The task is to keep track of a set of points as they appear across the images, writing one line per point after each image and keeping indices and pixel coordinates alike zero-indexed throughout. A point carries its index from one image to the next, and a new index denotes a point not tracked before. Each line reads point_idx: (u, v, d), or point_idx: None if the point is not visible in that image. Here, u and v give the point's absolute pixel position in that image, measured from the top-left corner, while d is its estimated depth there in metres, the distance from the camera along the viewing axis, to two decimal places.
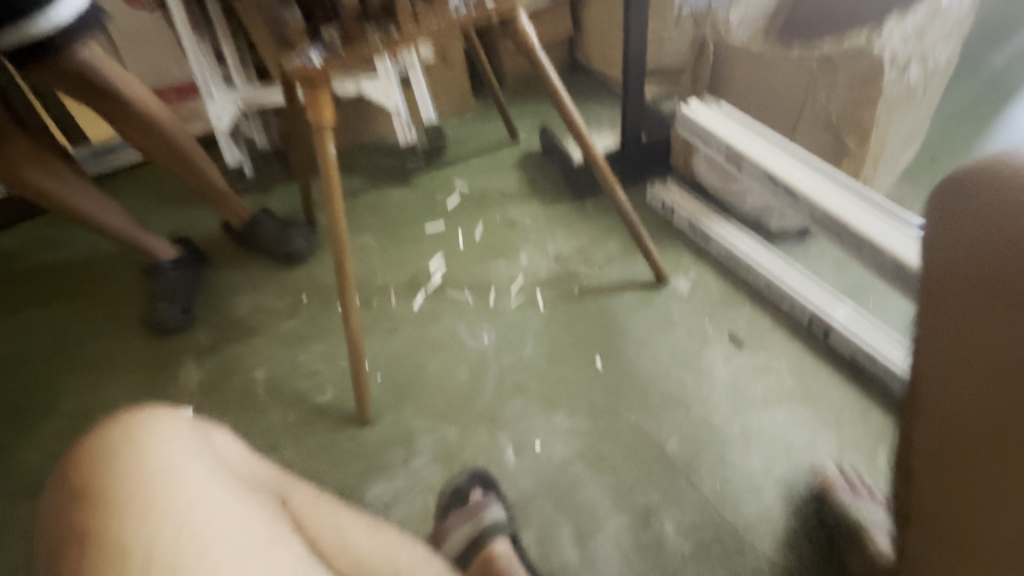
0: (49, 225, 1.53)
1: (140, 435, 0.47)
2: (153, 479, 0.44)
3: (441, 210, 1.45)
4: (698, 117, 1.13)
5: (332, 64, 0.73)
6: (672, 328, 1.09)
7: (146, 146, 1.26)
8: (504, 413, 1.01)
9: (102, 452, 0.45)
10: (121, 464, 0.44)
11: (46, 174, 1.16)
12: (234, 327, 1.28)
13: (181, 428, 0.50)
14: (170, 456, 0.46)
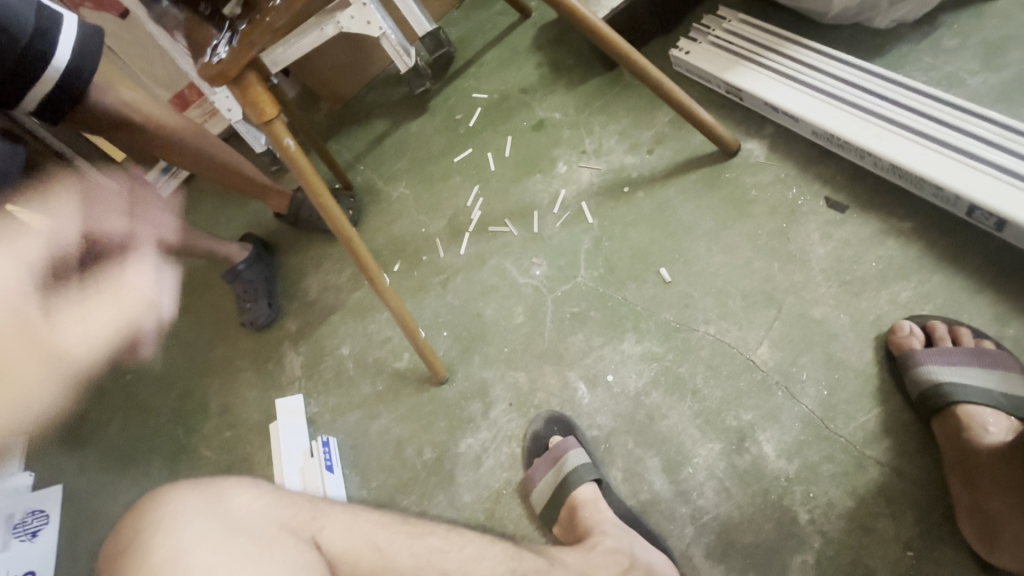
0: None
1: (150, 525, 0.55)
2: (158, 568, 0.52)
3: (464, 134, 1.31)
4: (691, 58, 0.98)
5: (239, 49, 0.60)
6: (750, 208, 0.89)
7: (183, 161, 1.22)
8: (569, 349, 0.95)
9: (126, 549, 0.54)
10: (138, 559, 0.53)
11: None
12: (313, 310, 1.35)
13: (190, 504, 0.57)
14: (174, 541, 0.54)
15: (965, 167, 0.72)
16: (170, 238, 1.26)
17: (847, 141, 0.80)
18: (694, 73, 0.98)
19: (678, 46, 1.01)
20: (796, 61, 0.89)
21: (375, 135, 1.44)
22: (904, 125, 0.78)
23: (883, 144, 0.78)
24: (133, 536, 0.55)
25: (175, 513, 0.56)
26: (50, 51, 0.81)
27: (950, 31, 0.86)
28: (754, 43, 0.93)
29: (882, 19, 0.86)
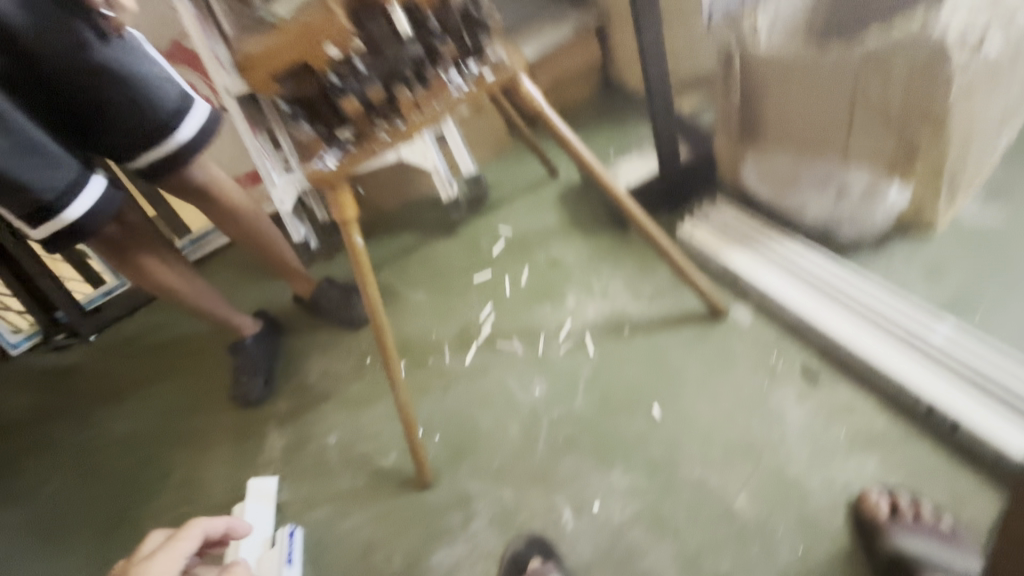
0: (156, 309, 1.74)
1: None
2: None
3: (486, 258, 1.46)
4: (696, 237, 1.17)
5: (344, 164, 0.75)
6: (735, 366, 1.00)
7: (235, 235, 1.30)
8: (558, 472, 0.99)
9: None
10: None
11: (162, 268, 1.22)
12: (308, 395, 1.37)
13: None
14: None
15: (927, 369, 0.85)
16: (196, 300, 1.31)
17: (826, 333, 0.95)
18: (698, 250, 1.16)
19: (685, 225, 1.20)
20: (783, 254, 1.07)
21: (404, 245, 1.59)
22: (875, 323, 0.92)
23: (859, 340, 0.92)
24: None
25: None
26: (176, 127, 0.99)
27: (899, 249, 1.03)
28: (751, 233, 1.13)
29: (849, 228, 1.05)
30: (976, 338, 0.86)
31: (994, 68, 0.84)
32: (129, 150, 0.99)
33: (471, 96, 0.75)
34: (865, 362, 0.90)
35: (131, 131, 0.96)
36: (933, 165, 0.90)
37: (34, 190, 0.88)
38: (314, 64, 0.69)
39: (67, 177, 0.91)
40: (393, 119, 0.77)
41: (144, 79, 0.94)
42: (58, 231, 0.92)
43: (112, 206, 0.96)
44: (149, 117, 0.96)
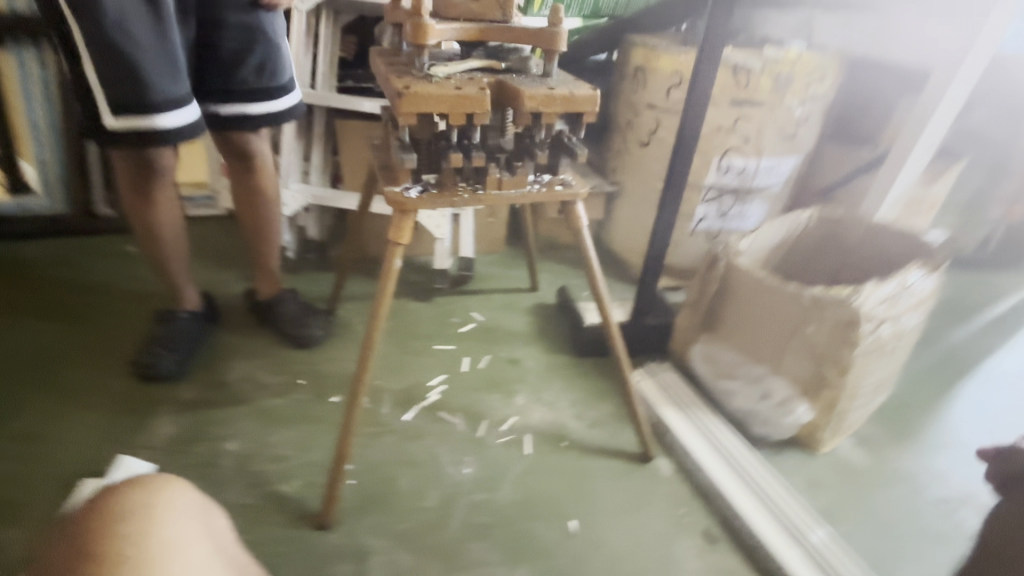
0: (92, 259, 1.68)
1: (147, 504, 0.47)
2: (149, 557, 0.43)
3: (453, 333, 1.53)
4: (641, 386, 1.35)
5: (423, 200, 0.86)
6: (649, 507, 1.10)
7: (244, 212, 1.31)
8: (465, 554, 0.98)
9: (125, 513, 0.45)
10: (135, 528, 0.44)
11: (164, 213, 1.19)
12: (220, 391, 1.26)
13: (191, 498, 0.51)
14: (172, 532, 0.46)
15: (800, 557, 1.01)
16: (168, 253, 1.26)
17: (729, 501, 1.09)
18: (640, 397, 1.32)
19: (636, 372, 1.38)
20: (707, 425, 1.25)
21: (379, 292, 1.64)
22: (767, 505, 1.09)
23: (753, 515, 1.07)
24: (126, 507, 0.46)
25: (183, 501, 0.50)
26: (275, 96, 1.17)
27: (790, 456, 1.25)
28: (684, 400, 1.31)
29: (755, 428, 1.26)
30: (839, 543, 1.04)
31: (880, 341, 1.19)
32: (225, 96, 1.13)
33: (543, 196, 0.92)
34: (754, 536, 1.04)
35: (237, 83, 1.13)
36: (830, 399, 1.17)
37: (146, 87, 0.97)
38: (451, 120, 0.80)
39: (178, 92, 1.01)
40: (474, 185, 0.91)
41: (275, 56, 1.14)
42: (137, 129, 0.99)
43: (195, 132, 1.05)
44: (260, 81, 1.14)
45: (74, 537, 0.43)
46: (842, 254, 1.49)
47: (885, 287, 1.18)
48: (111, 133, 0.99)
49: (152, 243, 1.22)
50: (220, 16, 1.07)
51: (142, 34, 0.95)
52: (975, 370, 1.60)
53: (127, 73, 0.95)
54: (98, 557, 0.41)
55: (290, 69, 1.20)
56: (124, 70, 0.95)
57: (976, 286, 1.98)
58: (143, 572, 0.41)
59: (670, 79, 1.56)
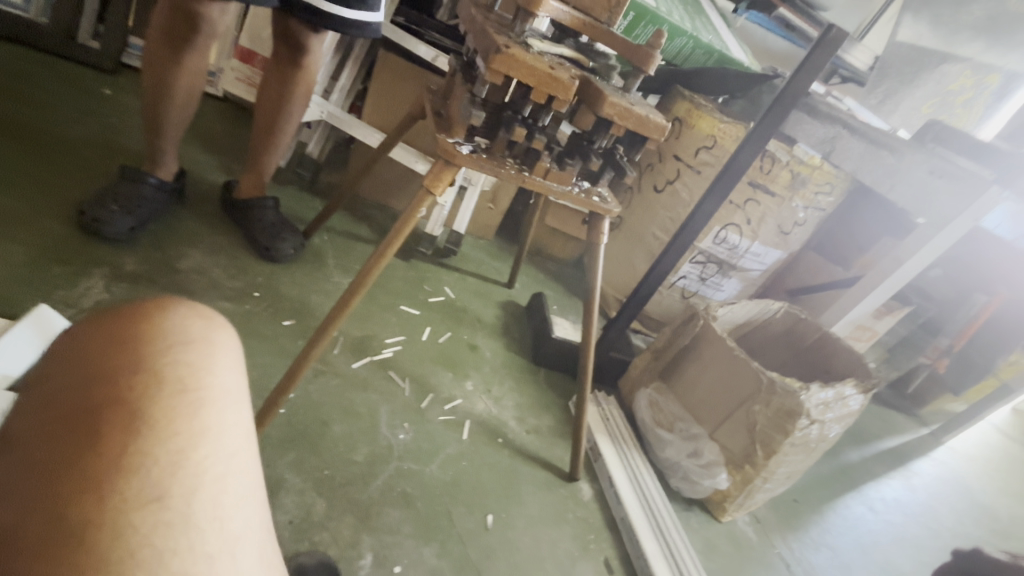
0: (57, 88, 1.50)
1: (206, 343, 0.46)
2: (204, 403, 0.42)
3: (422, 299, 1.50)
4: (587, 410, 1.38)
5: (473, 159, 0.83)
6: (563, 524, 1.12)
7: (265, 103, 1.29)
8: (379, 516, 0.96)
9: (183, 340, 0.45)
10: (189, 358, 0.43)
11: (189, 71, 1.12)
12: (168, 274, 1.16)
13: (241, 352, 0.50)
14: (223, 384, 0.44)
15: None
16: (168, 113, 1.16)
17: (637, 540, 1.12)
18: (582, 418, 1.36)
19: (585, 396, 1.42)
20: (633, 464, 1.29)
21: (359, 234, 1.57)
22: (666, 554, 1.12)
23: (656, 562, 1.09)
24: (184, 336, 0.45)
25: (235, 353, 0.48)
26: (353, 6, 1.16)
27: (696, 516, 1.33)
28: (620, 436, 1.36)
29: (674, 480, 1.32)
30: None
31: (806, 440, 1.28)
32: None
33: (580, 201, 0.91)
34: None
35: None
36: (747, 475, 1.24)
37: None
38: (532, 95, 0.79)
39: None
40: (521, 166, 0.89)
41: None
42: None
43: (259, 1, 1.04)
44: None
45: (132, 350, 0.42)
46: (790, 353, 1.65)
47: (824, 393, 1.30)
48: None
49: (159, 96, 1.13)
50: None
51: None
52: (858, 488, 1.79)
53: None
54: (155, 378, 0.41)
55: None
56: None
57: (877, 418, 2.22)
58: (195, 418, 0.40)
59: (704, 140, 1.63)
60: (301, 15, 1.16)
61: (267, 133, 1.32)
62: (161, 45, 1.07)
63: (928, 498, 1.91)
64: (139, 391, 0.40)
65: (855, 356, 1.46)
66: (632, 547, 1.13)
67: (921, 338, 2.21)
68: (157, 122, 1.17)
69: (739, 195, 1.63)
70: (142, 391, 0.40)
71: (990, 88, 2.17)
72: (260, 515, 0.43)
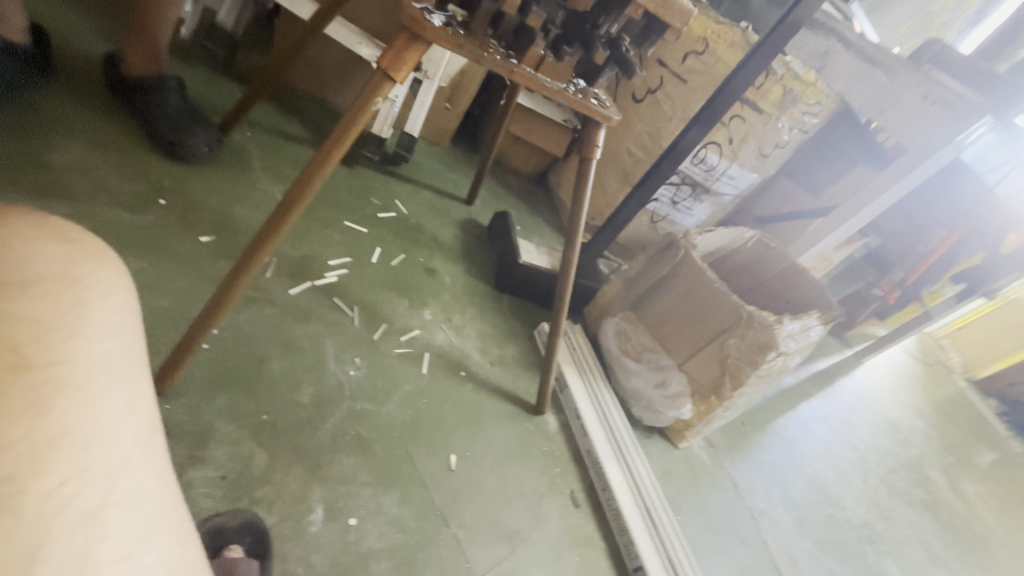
0: None
1: (84, 296, 0.35)
2: (66, 381, 0.32)
3: (370, 215, 1.30)
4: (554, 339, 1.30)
5: (448, 32, 0.63)
6: (529, 460, 1.07)
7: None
8: (331, 465, 0.84)
9: (34, 284, 0.32)
10: (45, 310, 0.32)
11: None
12: (34, 173, 0.89)
13: (124, 302, 0.39)
14: (92, 353, 0.34)
15: (645, 539, 1.02)
16: None
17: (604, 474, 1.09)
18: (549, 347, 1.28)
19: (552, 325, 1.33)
20: (602, 395, 1.24)
21: (291, 132, 1.31)
22: (631, 484, 1.10)
23: (622, 496, 1.07)
24: (40, 273, 0.33)
25: (113, 307, 0.37)
26: None
27: (655, 443, 1.33)
28: (587, 365, 1.29)
29: (639, 410, 1.29)
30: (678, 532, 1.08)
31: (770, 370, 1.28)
32: None
33: (578, 104, 0.73)
34: (617, 507, 1.05)
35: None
36: (712, 405, 1.23)
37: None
38: None
39: None
40: (507, 53, 0.70)
41: None
42: None
43: None
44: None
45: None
46: (751, 282, 1.63)
47: (792, 325, 1.28)
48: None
49: None
50: None
51: None
52: (793, 407, 1.90)
53: None
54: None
55: None
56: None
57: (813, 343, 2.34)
58: (53, 403, 0.31)
59: (694, 44, 1.44)
60: None
61: None
62: None
63: (851, 415, 2.08)
64: None
65: (820, 288, 1.46)
66: (598, 479, 1.10)
67: (863, 270, 2.29)
68: None
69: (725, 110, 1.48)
70: None
71: (966, 12, 2.11)
72: (145, 528, 0.35)
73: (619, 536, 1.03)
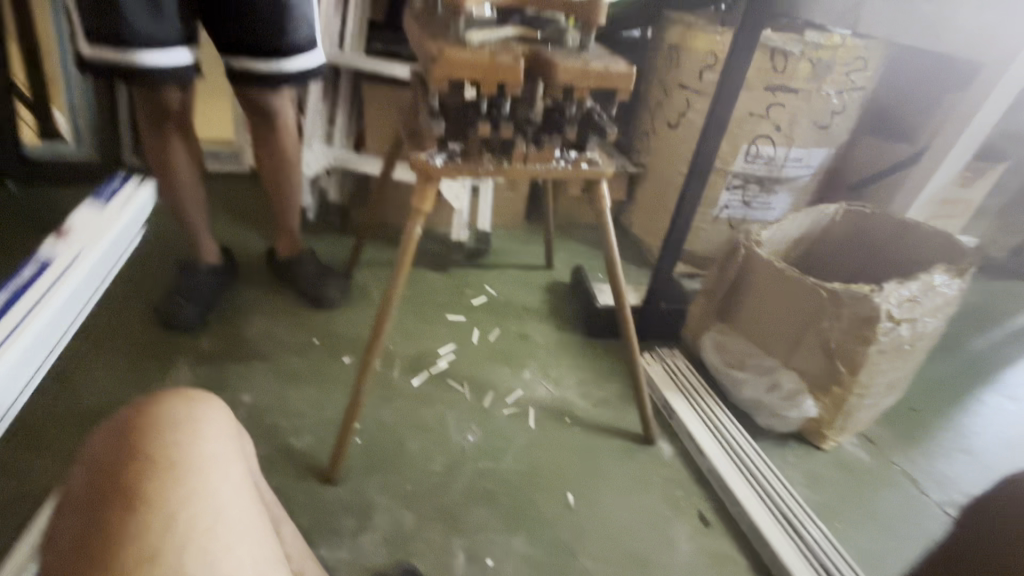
0: None
1: (194, 413, 0.48)
2: (193, 468, 0.44)
3: (466, 304, 1.54)
4: (650, 369, 1.36)
5: (448, 167, 0.85)
6: (648, 488, 1.12)
7: (266, 169, 1.40)
8: (465, 518, 1.01)
9: (168, 415, 0.46)
10: (175, 429, 0.45)
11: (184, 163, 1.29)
12: (239, 345, 1.30)
13: (229, 420, 0.52)
14: (211, 447, 0.46)
15: (789, 549, 1.00)
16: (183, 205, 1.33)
17: (729, 491, 1.09)
18: (647, 378, 1.34)
19: (646, 356, 1.39)
20: (710, 412, 1.25)
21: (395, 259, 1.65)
22: (762, 496, 1.08)
23: (755, 508, 1.06)
24: (173, 413, 0.47)
25: (223, 420, 0.50)
26: (283, 57, 1.21)
27: (793, 450, 1.25)
28: (690, 386, 1.32)
29: (760, 419, 1.26)
30: (830, 536, 1.04)
31: (897, 341, 1.16)
32: (232, 52, 1.21)
33: (569, 173, 0.90)
34: (750, 520, 1.04)
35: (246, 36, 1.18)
36: (838, 397, 1.17)
37: (123, 25, 1.04)
38: (483, 88, 0.78)
39: (164, 36, 1.09)
40: (500, 159, 0.89)
41: (284, 17, 1.17)
42: (116, 66, 1.08)
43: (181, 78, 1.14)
44: (271, 38, 1.19)
45: (129, 430, 0.44)
46: (865, 256, 1.46)
47: (908, 288, 1.15)
48: (91, 63, 1.08)
49: (167, 192, 1.29)
50: None
51: None
52: (993, 378, 1.57)
53: (108, 8, 1.03)
54: (145, 456, 0.42)
55: (308, 31, 1.23)
56: (106, 13, 1.03)
57: (1003, 294, 1.95)
58: (185, 483, 0.42)
59: (705, 60, 1.52)
60: (249, 83, 1.24)
61: (277, 196, 1.43)
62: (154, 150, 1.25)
63: None
64: (130, 471, 0.41)
65: (945, 237, 1.30)
66: (726, 496, 1.10)
67: None
68: (182, 217, 1.34)
69: (759, 103, 1.48)
70: (133, 470, 0.41)
71: None
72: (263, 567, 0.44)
73: (760, 551, 1.02)
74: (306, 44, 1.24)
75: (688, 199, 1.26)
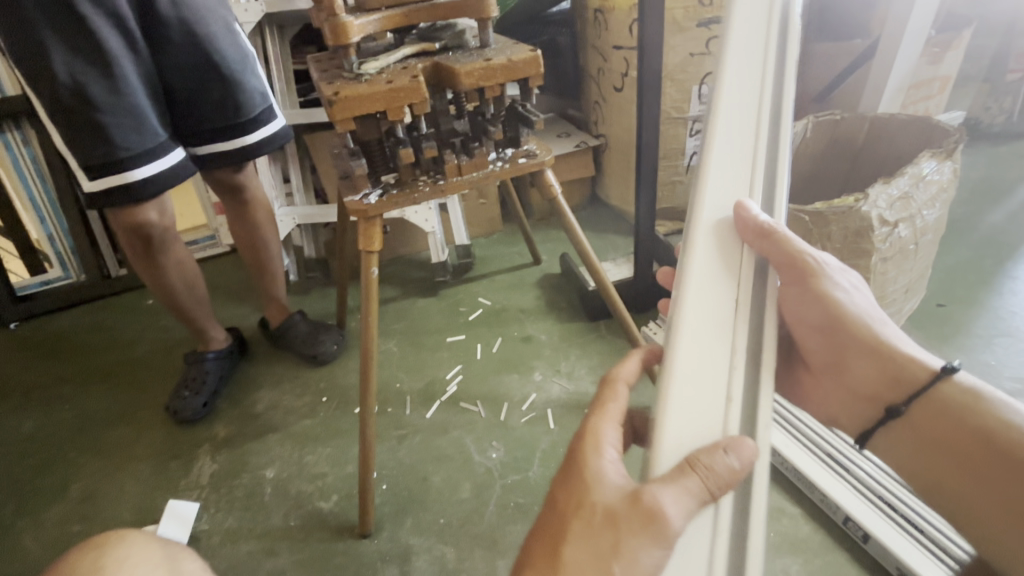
0: (110, 320, 1.74)
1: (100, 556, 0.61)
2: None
3: (463, 321, 1.52)
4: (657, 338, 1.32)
5: (385, 201, 0.83)
6: None
7: (243, 245, 1.39)
8: (504, 538, 1.00)
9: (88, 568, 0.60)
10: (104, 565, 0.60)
11: (174, 268, 1.26)
12: (252, 423, 1.31)
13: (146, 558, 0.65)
14: None
15: (840, 488, 0.95)
16: (181, 304, 1.32)
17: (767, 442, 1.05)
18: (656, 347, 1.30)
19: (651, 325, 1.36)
20: None
21: (383, 296, 1.65)
22: (800, 440, 1.04)
23: (795, 454, 1.02)
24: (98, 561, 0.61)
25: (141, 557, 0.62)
26: (248, 130, 1.22)
27: None
28: None
29: None
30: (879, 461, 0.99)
31: (900, 244, 1.09)
32: (201, 140, 1.21)
33: (509, 170, 0.87)
34: (794, 467, 1.00)
35: (209, 124, 1.19)
36: None
37: (113, 146, 1.05)
38: (391, 116, 0.76)
39: (146, 145, 1.09)
40: (436, 178, 0.88)
41: (238, 90, 1.18)
42: (113, 186, 1.07)
43: (175, 178, 1.14)
44: (229, 118, 1.19)
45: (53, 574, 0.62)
46: (848, 163, 1.40)
47: (899, 184, 1.08)
48: (95, 195, 1.08)
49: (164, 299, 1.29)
50: (179, 63, 1.12)
51: (100, 97, 1.02)
52: (1019, 250, 1.48)
53: (93, 135, 1.03)
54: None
55: (263, 98, 1.24)
56: (92, 141, 1.04)
57: (1007, 158, 1.86)
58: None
59: (630, 14, 1.46)
60: (219, 164, 1.24)
61: (258, 267, 1.43)
62: (145, 268, 1.23)
63: None
64: None
65: (924, 120, 1.23)
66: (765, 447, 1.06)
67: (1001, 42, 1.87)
68: (184, 314, 1.34)
69: (697, 43, 1.43)
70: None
71: None
72: None
73: (812, 495, 0.98)
74: (265, 114, 1.24)
75: (646, 159, 1.23)
